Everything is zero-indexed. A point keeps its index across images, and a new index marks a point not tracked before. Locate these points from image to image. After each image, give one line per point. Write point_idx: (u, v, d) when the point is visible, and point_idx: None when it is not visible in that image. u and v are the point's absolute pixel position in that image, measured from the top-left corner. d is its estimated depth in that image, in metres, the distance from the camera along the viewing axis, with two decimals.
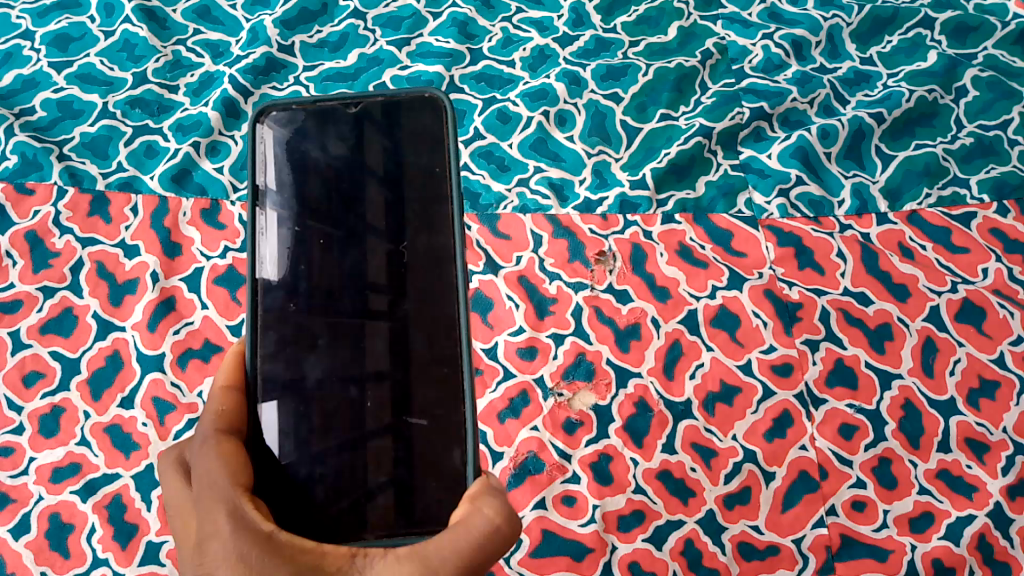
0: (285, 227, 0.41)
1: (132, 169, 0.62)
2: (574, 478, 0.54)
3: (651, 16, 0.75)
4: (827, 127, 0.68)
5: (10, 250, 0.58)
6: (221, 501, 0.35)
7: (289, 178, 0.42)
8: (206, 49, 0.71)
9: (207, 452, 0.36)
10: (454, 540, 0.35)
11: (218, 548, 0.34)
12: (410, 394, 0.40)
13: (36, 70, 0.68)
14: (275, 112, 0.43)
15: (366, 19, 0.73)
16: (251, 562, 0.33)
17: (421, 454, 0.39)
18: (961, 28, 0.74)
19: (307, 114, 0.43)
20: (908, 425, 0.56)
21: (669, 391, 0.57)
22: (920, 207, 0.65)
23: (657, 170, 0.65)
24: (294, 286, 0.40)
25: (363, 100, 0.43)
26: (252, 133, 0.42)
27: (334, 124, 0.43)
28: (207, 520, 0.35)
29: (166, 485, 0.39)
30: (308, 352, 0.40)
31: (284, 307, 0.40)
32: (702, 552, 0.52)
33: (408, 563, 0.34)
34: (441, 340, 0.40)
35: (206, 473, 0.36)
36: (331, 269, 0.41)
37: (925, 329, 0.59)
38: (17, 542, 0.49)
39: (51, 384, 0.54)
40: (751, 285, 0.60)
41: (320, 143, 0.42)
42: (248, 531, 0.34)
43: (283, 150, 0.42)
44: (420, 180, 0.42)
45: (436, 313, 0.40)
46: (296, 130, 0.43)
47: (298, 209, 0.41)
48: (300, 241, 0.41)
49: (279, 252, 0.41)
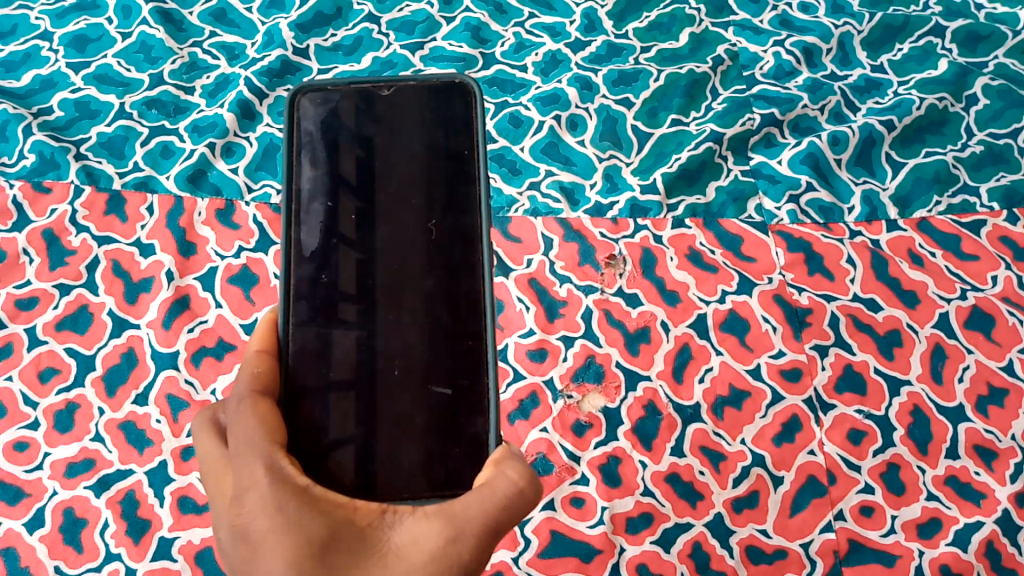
0: (318, 202, 0.42)
1: (148, 169, 0.63)
2: (583, 479, 0.54)
3: (663, 22, 0.76)
4: (838, 134, 0.68)
5: (27, 248, 0.59)
6: (258, 455, 0.35)
7: (324, 155, 0.43)
8: (222, 51, 0.71)
9: (243, 409, 0.37)
10: (482, 497, 0.36)
11: (254, 499, 0.34)
12: (438, 367, 0.40)
13: (54, 70, 0.68)
14: (311, 92, 0.44)
15: (380, 23, 0.74)
16: (289, 513, 0.33)
17: (447, 424, 0.40)
18: (971, 36, 0.75)
19: (342, 95, 0.44)
20: (917, 431, 0.56)
21: (678, 394, 0.57)
22: (929, 215, 0.65)
23: (668, 175, 0.66)
24: (326, 258, 0.41)
25: (396, 83, 0.44)
26: (288, 112, 0.43)
27: (367, 105, 0.44)
28: (243, 472, 0.35)
29: (201, 446, 0.39)
30: (338, 322, 0.40)
31: (315, 278, 0.41)
32: (710, 554, 0.52)
33: (436, 520, 0.35)
34: (469, 315, 0.41)
35: (242, 428, 0.36)
36: (363, 241, 0.41)
37: (934, 336, 0.59)
38: (31, 536, 0.50)
39: (66, 380, 0.55)
40: (760, 290, 0.61)
41: (354, 123, 0.43)
42: (286, 484, 0.34)
43: (318, 128, 0.43)
44: (450, 164, 0.43)
45: (464, 288, 0.41)
46: (330, 111, 0.44)
47: (331, 184, 0.42)
48: (333, 214, 0.42)
49: (311, 224, 0.41)
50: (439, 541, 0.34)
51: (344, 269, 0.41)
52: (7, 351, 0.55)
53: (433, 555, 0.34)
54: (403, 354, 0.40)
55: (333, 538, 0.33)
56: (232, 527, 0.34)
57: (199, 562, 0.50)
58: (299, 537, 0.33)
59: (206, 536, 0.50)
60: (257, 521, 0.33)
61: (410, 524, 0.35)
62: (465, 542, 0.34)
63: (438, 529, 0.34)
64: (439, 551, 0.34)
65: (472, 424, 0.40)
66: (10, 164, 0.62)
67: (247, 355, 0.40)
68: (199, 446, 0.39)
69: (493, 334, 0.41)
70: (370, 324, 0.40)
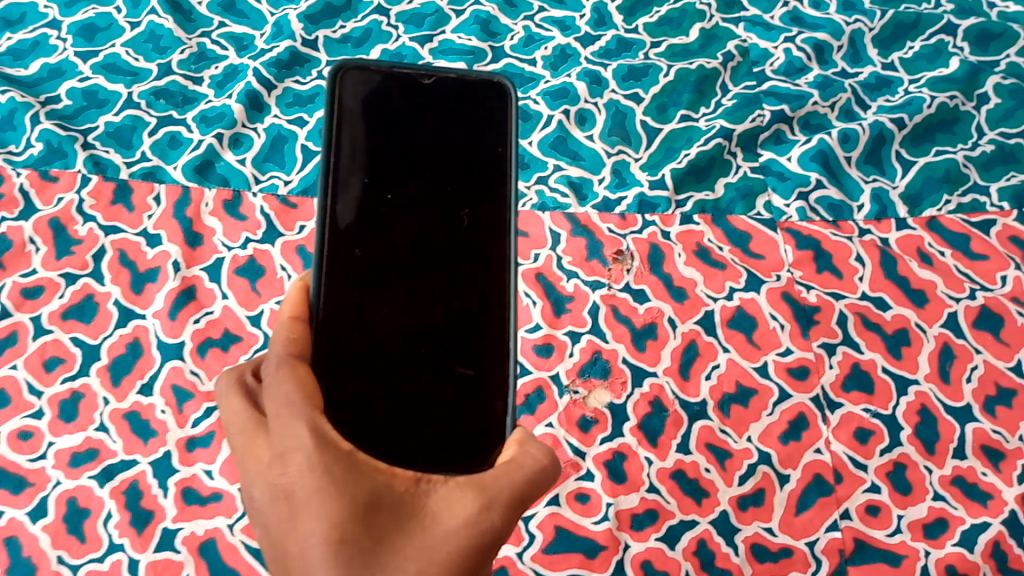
0: (354, 178, 0.41)
1: (155, 159, 0.63)
2: (588, 475, 0.53)
3: (673, 17, 0.76)
4: (848, 131, 0.68)
5: (34, 237, 0.58)
6: (301, 419, 0.35)
7: (362, 131, 0.41)
8: (230, 42, 0.71)
9: (283, 374, 0.36)
10: (510, 472, 0.36)
11: (297, 461, 0.34)
12: (465, 353, 0.40)
13: (62, 59, 0.68)
14: (354, 68, 0.42)
15: (389, 15, 0.74)
16: (333, 474, 0.33)
17: (469, 405, 0.40)
18: (984, 34, 0.74)
19: (384, 76, 0.43)
20: (924, 431, 0.56)
21: (684, 390, 0.57)
22: (939, 214, 0.65)
23: (676, 171, 0.65)
24: (360, 235, 0.40)
25: (436, 74, 0.43)
26: (330, 87, 0.41)
27: (408, 89, 0.43)
28: (285, 434, 0.35)
29: (229, 411, 0.39)
30: (369, 300, 0.40)
31: (349, 254, 0.40)
32: (715, 552, 0.52)
33: (468, 490, 0.35)
34: (498, 305, 0.41)
35: (280, 394, 0.36)
36: (396, 221, 0.41)
37: (942, 335, 0.59)
38: (34, 525, 0.49)
39: (71, 369, 0.54)
40: (768, 288, 0.60)
41: (393, 107, 0.42)
42: (328, 448, 0.34)
43: (357, 107, 0.42)
44: (485, 153, 0.43)
45: (494, 276, 0.41)
46: (371, 92, 0.42)
47: (366, 161, 0.41)
48: (368, 190, 0.41)
49: (346, 199, 0.40)
50: (473, 509, 0.34)
51: (378, 246, 0.40)
52: (12, 340, 0.55)
53: (469, 520, 0.34)
54: (431, 338, 0.40)
55: (375, 501, 0.34)
56: (275, 486, 0.34)
57: (202, 553, 0.50)
58: (344, 498, 0.33)
59: (210, 527, 0.50)
60: (300, 482, 0.33)
61: (444, 491, 0.35)
62: (497, 511, 0.35)
63: (471, 497, 0.35)
64: (472, 518, 0.34)
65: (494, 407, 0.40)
66: (18, 153, 0.62)
67: (279, 325, 0.39)
68: (227, 408, 0.39)
69: (516, 325, 0.41)
70: (399, 303, 0.40)
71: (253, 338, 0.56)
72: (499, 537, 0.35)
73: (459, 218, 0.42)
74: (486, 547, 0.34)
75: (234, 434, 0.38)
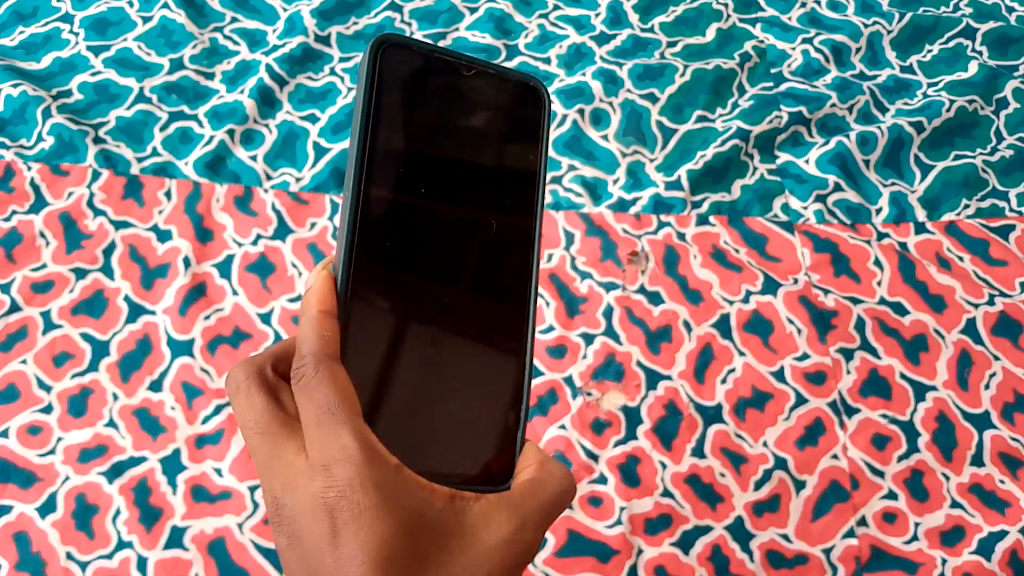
0: (389, 165, 0.38)
1: (167, 154, 0.63)
2: (601, 478, 0.53)
3: (690, 17, 0.75)
4: (866, 134, 0.67)
5: (44, 230, 0.58)
6: (346, 429, 0.33)
7: (399, 113, 0.38)
8: (243, 38, 0.71)
9: (319, 380, 0.33)
10: (538, 492, 0.38)
11: (346, 475, 0.33)
12: (485, 361, 0.41)
13: (74, 53, 0.68)
14: (396, 44, 0.39)
15: (403, 12, 0.73)
16: (383, 490, 0.33)
17: (484, 411, 0.40)
18: (1003, 38, 0.74)
19: (425, 60, 0.40)
20: (943, 437, 0.55)
21: (699, 394, 0.56)
22: (958, 218, 0.64)
23: (692, 171, 0.65)
24: (389, 227, 0.37)
25: (478, 65, 0.42)
26: (371, 60, 0.37)
27: (450, 78, 0.41)
28: (328, 441, 0.33)
29: (248, 409, 0.38)
30: (395, 300, 0.37)
31: (378, 247, 0.37)
32: (730, 558, 0.51)
33: (506, 511, 0.37)
34: (522, 316, 0.42)
35: (321, 397, 0.33)
36: (429, 216, 0.39)
37: (961, 341, 0.58)
38: (41, 522, 0.49)
39: (80, 364, 0.54)
40: (785, 291, 0.60)
41: (430, 94, 0.40)
42: (375, 461, 0.33)
43: (396, 87, 0.39)
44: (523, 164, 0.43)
45: (521, 288, 0.42)
46: (409, 72, 0.39)
47: (402, 149, 0.38)
48: (402, 180, 0.38)
49: (377, 187, 0.37)
50: (511, 529, 0.37)
51: (407, 242, 0.38)
52: (22, 334, 0.54)
53: (504, 540, 0.36)
54: (456, 345, 0.40)
55: (420, 519, 0.34)
56: (318, 498, 0.33)
57: (211, 552, 0.49)
58: (393, 515, 0.33)
59: (219, 526, 0.50)
60: (346, 495, 0.33)
61: (482, 508, 0.36)
62: (530, 529, 0.37)
63: (506, 519, 0.37)
64: (510, 538, 0.36)
65: (508, 421, 0.41)
66: (29, 146, 0.62)
67: (302, 317, 0.35)
68: (246, 403, 0.38)
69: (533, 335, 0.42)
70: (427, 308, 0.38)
71: (264, 336, 0.56)
72: (528, 554, 0.37)
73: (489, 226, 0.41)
74: (517, 564, 0.37)
75: (257, 433, 0.37)
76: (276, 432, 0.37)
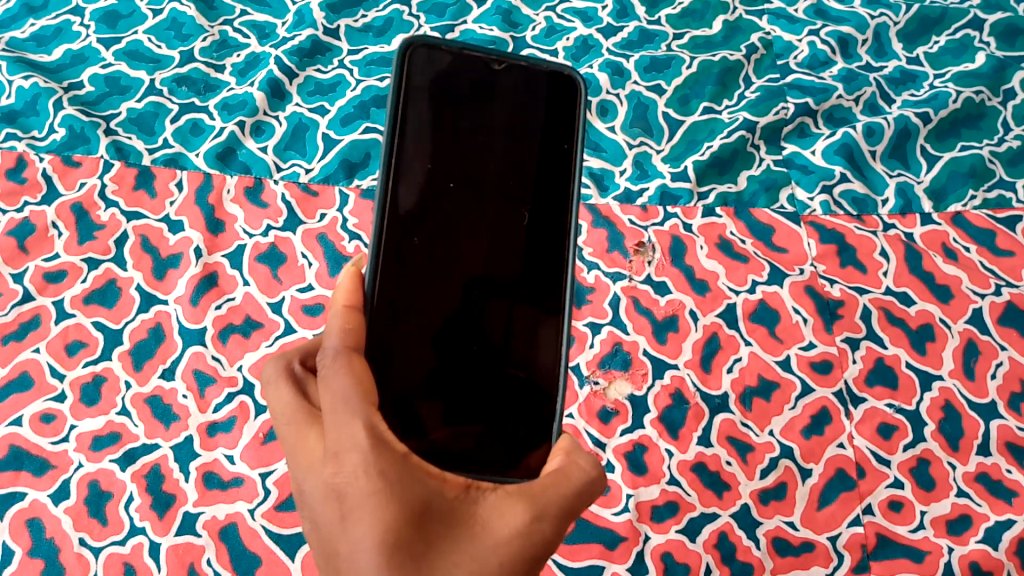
0: (417, 162, 0.39)
1: (177, 146, 0.63)
2: (608, 466, 0.53)
3: (697, 9, 0.75)
4: (873, 125, 0.67)
5: (56, 221, 0.59)
6: (358, 417, 0.34)
7: (428, 113, 0.39)
8: (252, 30, 0.71)
9: (338, 369, 0.35)
10: (559, 484, 0.37)
11: (353, 461, 0.33)
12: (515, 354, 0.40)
13: (85, 45, 0.69)
14: (424, 47, 0.40)
15: (411, 5, 0.74)
16: (388, 476, 0.33)
17: (518, 402, 0.40)
18: (1010, 29, 0.74)
19: (453, 59, 0.41)
20: (948, 426, 0.55)
21: (706, 383, 0.56)
22: (964, 209, 0.64)
23: (699, 163, 0.65)
24: (419, 223, 0.39)
25: (507, 59, 0.42)
26: (397, 64, 0.39)
27: (479, 76, 0.41)
28: (342, 431, 0.34)
29: (273, 394, 0.39)
30: (408, 287, 0.39)
31: (406, 241, 0.39)
32: (736, 545, 0.51)
33: (517, 498, 0.36)
34: (553, 310, 0.41)
35: (339, 387, 0.35)
36: (457, 210, 0.40)
37: (967, 331, 0.58)
38: (56, 508, 0.49)
39: (93, 354, 0.54)
40: (792, 281, 0.60)
41: (461, 90, 0.41)
42: (383, 449, 0.33)
43: (425, 86, 0.40)
44: (551, 149, 0.42)
45: (554, 281, 0.41)
46: (440, 72, 0.40)
47: (432, 147, 0.39)
48: (432, 178, 0.39)
49: (406, 182, 0.39)
50: (525, 519, 0.35)
51: (436, 238, 0.39)
52: (34, 323, 0.55)
53: (516, 531, 0.35)
54: (485, 335, 0.40)
55: (426, 507, 0.34)
56: (326, 484, 0.34)
57: (223, 538, 0.50)
58: (399, 501, 0.33)
59: (230, 512, 0.50)
60: (353, 482, 0.33)
61: (495, 500, 0.36)
62: (548, 521, 0.36)
63: (521, 508, 0.35)
64: (525, 529, 0.35)
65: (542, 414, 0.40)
66: (41, 138, 0.62)
67: (332, 312, 0.37)
68: (274, 395, 0.39)
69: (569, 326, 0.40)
70: (432, 292, 0.39)
71: (274, 325, 0.56)
72: (546, 547, 0.36)
73: (521, 219, 0.41)
74: (535, 556, 0.35)
75: (284, 424, 0.38)
76: (302, 421, 0.37)
